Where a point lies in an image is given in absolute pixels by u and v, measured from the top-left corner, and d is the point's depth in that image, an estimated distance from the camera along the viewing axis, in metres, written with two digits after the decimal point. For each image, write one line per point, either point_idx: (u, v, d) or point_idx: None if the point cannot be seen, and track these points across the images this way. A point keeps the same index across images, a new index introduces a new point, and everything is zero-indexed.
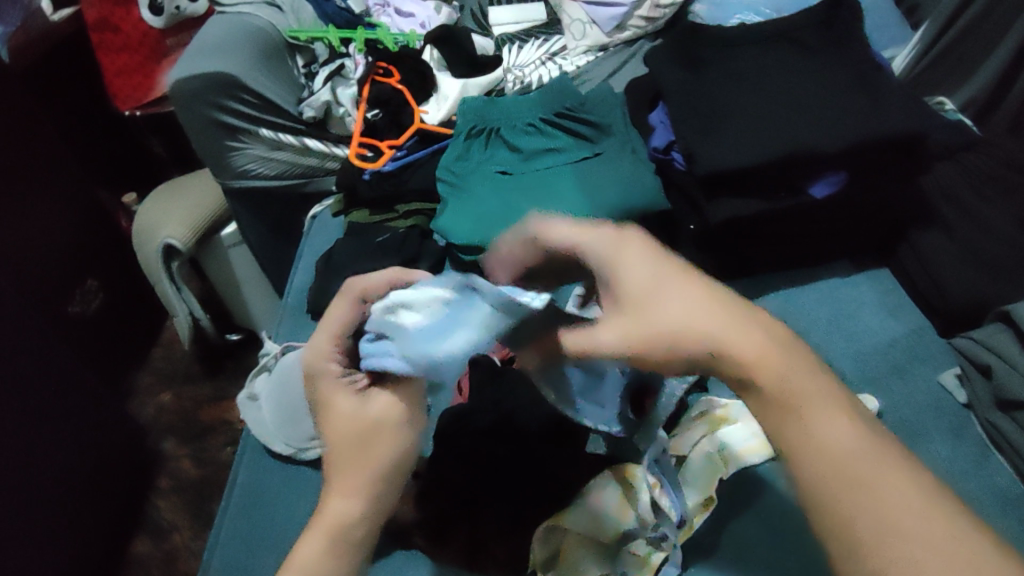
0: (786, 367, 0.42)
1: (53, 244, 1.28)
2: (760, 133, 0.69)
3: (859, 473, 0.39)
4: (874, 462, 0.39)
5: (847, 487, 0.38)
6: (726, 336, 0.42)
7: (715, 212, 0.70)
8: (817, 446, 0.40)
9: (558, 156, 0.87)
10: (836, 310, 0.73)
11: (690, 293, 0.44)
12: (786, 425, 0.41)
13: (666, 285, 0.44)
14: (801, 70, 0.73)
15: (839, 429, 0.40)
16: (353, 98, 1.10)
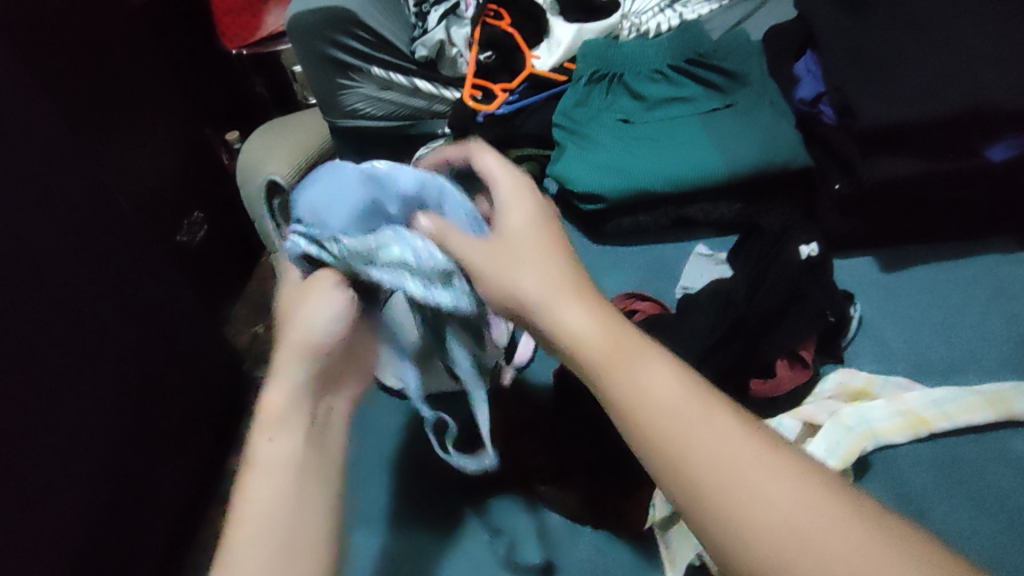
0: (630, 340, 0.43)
1: (165, 173, 1.33)
2: (933, 87, 0.62)
3: (715, 457, 0.38)
4: (705, 417, 0.39)
5: (695, 449, 0.38)
6: (691, 411, 0.40)
7: (869, 170, 0.64)
8: (659, 419, 0.40)
9: (685, 106, 0.82)
10: (996, 286, 0.66)
11: (600, 321, 0.44)
12: (635, 385, 0.41)
13: (543, 259, 0.47)
14: (980, 17, 0.66)
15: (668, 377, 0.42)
16: (466, 39, 1.07)
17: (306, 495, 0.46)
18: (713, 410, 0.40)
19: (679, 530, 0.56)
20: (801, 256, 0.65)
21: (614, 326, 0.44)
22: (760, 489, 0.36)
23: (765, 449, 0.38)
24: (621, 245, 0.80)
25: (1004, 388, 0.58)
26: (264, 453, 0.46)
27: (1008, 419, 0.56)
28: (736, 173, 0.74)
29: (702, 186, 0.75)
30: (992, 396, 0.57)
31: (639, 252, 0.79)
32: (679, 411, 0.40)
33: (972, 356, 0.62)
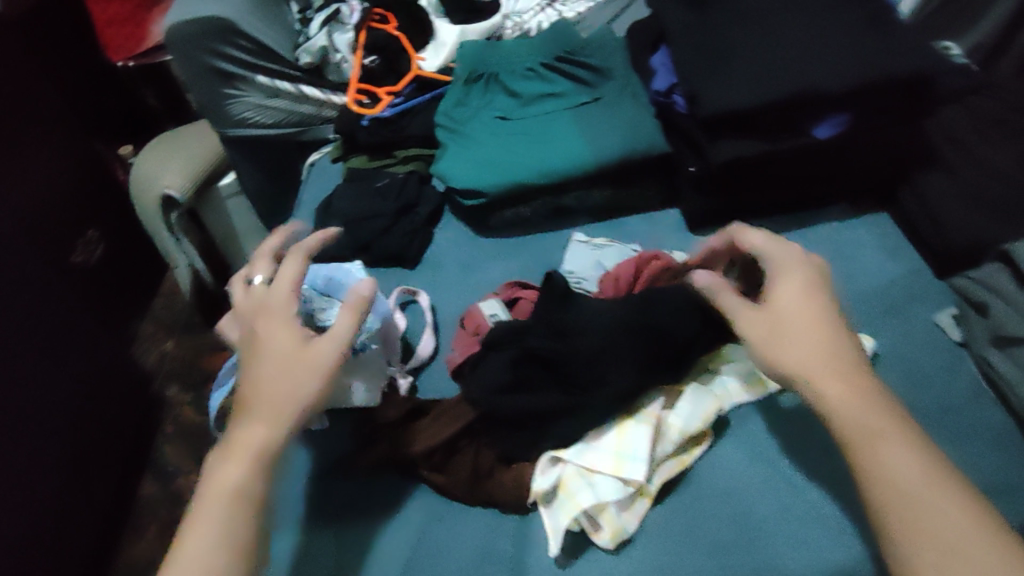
0: (836, 349, 0.50)
1: (51, 192, 1.26)
2: (766, 73, 0.68)
3: (880, 459, 0.46)
4: (885, 430, 0.47)
5: (898, 463, 0.45)
6: (811, 342, 0.50)
7: (715, 153, 0.70)
8: (859, 428, 0.47)
9: (556, 101, 0.86)
10: (834, 250, 0.73)
11: (844, 347, 0.51)
12: (835, 394, 0.49)
13: (824, 297, 0.53)
14: (809, 7, 0.73)
15: (881, 407, 0.48)
16: (348, 44, 1.08)
17: (266, 494, 0.50)
18: (921, 444, 0.47)
19: (561, 502, 0.58)
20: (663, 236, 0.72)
21: (837, 346, 0.50)
22: (843, 401, 0.48)
23: (951, 481, 0.45)
24: (504, 235, 0.84)
25: None
26: (216, 476, 0.50)
27: None
28: (604, 162, 0.79)
29: (574, 176, 0.80)
30: None
31: (522, 242, 0.83)
32: (855, 411, 0.48)
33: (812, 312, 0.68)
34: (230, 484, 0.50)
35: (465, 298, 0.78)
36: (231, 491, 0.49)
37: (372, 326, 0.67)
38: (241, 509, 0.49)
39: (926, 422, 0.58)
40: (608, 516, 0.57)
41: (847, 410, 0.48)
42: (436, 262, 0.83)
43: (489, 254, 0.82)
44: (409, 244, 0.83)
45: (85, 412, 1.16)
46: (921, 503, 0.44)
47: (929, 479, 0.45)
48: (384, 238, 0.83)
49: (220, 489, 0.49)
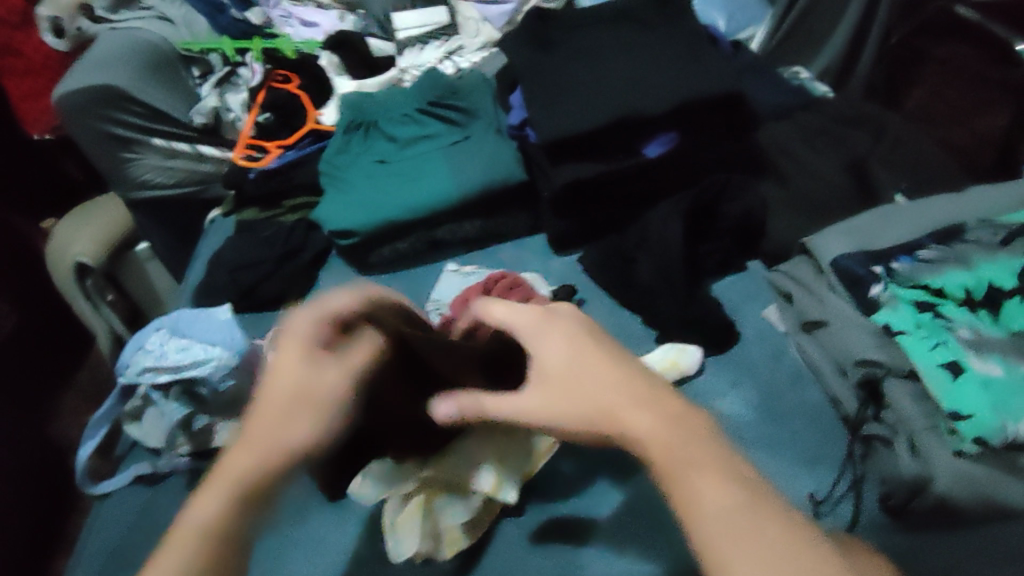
0: (640, 409, 0.43)
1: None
2: (596, 103, 0.75)
3: (696, 524, 0.37)
4: (707, 490, 0.38)
5: (713, 523, 0.37)
6: (601, 385, 0.44)
7: (558, 176, 0.75)
8: (684, 488, 0.39)
9: (428, 142, 0.91)
10: None
11: (640, 394, 0.44)
12: (662, 445, 0.41)
13: (611, 367, 0.45)
14: (636, 44, 0.81)
15: (708, 462, 0.40)
16: (244, 104, 1.14)
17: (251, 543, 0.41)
18: (754, 501, 0.38)
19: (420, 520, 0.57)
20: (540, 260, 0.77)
21: (655, 405, 0.43)
22: (653, 446, 0.41)
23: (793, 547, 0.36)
24: (384, 272, 0.88)
25: (675, 350, 0.66)
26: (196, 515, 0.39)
27: (680, 376, 0.65)
28: (468, 194, 0.84)
29: (443, 209, 0.85)
30: (666, 359, 0.65)
31: (400, 277, 0.87)
32: (687, 463, 0.40)
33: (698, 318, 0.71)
34: (209, 519, 0.39)
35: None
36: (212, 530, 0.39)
37: (227, 363, 0.71)
38: (225, 544, 0.39)
39: (756, 415, 0.62)
40: (451, 537, 0.58)
41: (656, 448, 0.41)
42: None
43: None
44: (291, 286, 0.86)
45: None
46: (729, 540, 0.36)
47: (739, 501, 0.37)
48: (267, 283, 0.86)
49: (196, 530, 0.39)
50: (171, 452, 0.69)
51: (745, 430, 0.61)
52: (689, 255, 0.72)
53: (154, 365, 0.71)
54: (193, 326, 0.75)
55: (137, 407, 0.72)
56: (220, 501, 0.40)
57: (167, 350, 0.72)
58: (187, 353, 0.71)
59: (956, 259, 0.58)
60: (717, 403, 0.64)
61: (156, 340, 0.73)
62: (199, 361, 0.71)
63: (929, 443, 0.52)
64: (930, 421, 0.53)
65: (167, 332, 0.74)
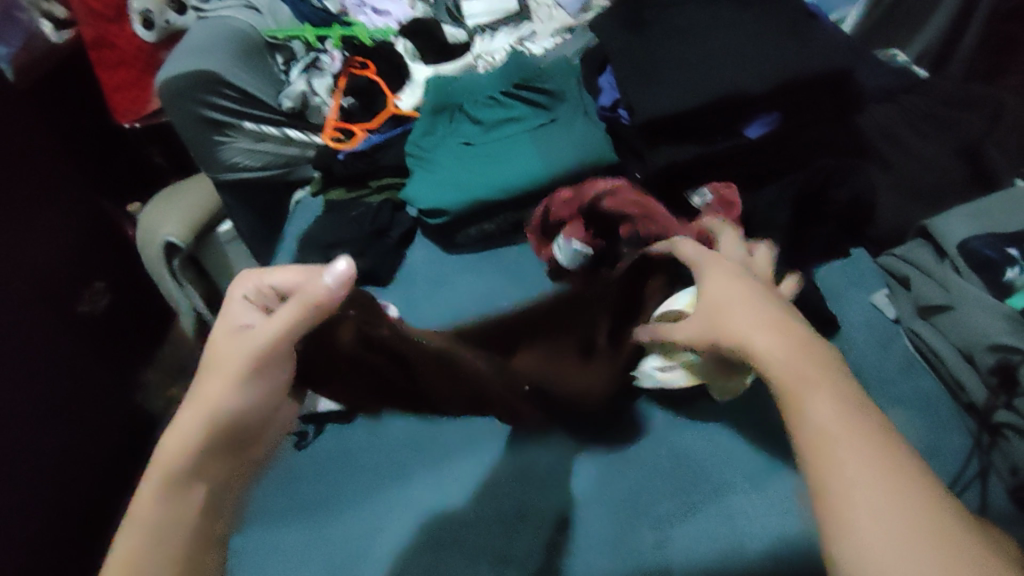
0: (824, 377, 0.39)
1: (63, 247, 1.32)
2: (695, 82, 0.74)
3: (851, 507, 0.33)
4: (874, 475, 0.34)
5: (879, 520, 0.32)
6: (772, 339, 0.43)
7: (655, 158, 0.75)
8: (843, 479, 0.35)
9: (515, 125, 0.91)
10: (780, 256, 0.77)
11: (788, 343, 0.42)
12: (818, 411, 0.37)
13: (770, 311, 0.45)
14: (734, 21, 0.79)
15: (865, 454, 0.35)
16: (329, 88, 1.17)
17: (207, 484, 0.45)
18: (919, 502, 0.33)
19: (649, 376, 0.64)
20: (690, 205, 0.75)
21: (832, 377, 0.39)
22: (815, 410, 0.38)
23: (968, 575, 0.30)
24: (470, 252, 0.89)
25: None
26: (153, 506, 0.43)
27: None
28: (558, 175, 0.84)
29: (532, 191, 0.85)
30: None
31: (486, 257, 0.88)
32: (844, 433, 0.36)
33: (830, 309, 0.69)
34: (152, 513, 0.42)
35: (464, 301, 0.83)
36: (166, 514, 0.42)
37: None
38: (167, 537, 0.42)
39: (862, 401, 0.61)
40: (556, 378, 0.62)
41: (811, 422, 0.37)
42: (408, 278, 0.88)
43: (456, 270, 0.87)
44: (381, 264, 0.88)
45: (92, 453, 1.19)
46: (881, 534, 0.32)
47: (929, 516, 0.32)
48: (358, 261, 0.88)
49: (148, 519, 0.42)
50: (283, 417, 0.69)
51: None
52: (790, 239, 0.71)
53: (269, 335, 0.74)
54: None
55: None
56: (164, 502, 0.42)
57: None
58: None
59: None
60: None
61: None
62: None
63: None
64: None
65: None
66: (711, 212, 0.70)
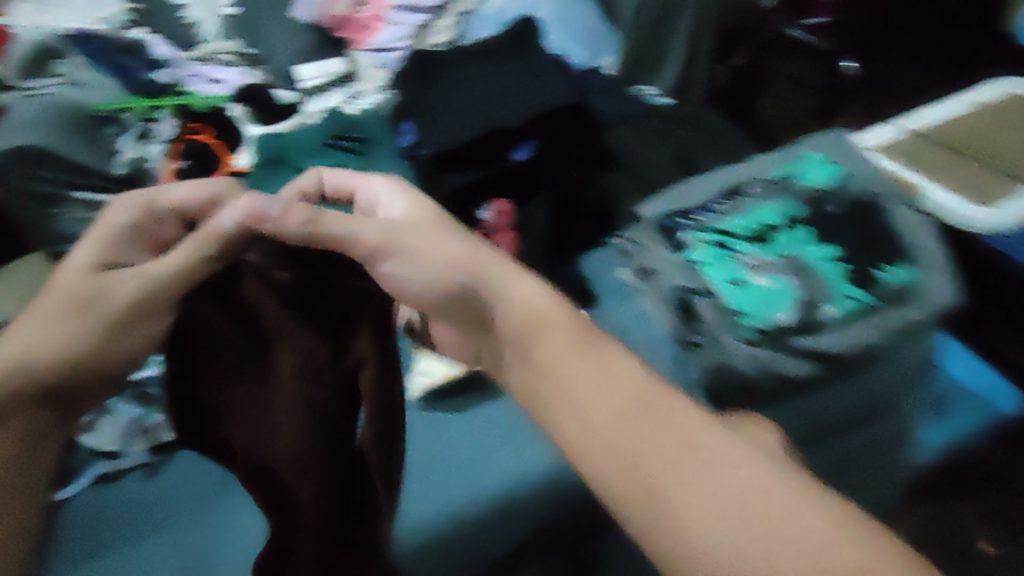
0: (668, 408, 0.55)
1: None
2: (467, 118, 0.94)
3: (677, 508, 0.48)
4: (688, 477, 0.50)
5: (685, 510, 0.48)
6: (589, 386, 0.57)
7: (445, 182, 0.92)
8: (650, 495, 0.50)
9: (337, 170, 1.07)
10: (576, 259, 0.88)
11: (562, 347, 0.59)
12: (638, 435, 0.53)
13: (543, 322, 0.61)
14: (496, 71, 0.99)
15: (717, 465, 0.51)
16: (160, 153, 1.26)
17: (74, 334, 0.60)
18: (735, 511, 0.48)
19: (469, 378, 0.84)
20: (479, 217, 0.92)
21: (613, 395, 0.56)
22: (625, 436, 0.53)
23: (785, 517, 0.47)
24: None
25: None
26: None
27: None
28: None
29: None
30: None
31: None
32: (636, 442, 0.53)
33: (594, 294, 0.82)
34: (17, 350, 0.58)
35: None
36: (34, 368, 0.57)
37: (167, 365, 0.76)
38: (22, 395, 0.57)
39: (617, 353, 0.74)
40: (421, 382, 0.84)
41: (629, 460, 0.52)
42: None
43: None
44: None
45: None
46: (694, 526, 0.47)
47: (751, 513, 0.47)
48: None
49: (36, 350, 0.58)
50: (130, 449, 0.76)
51: None
52: (552, 233, 0.90)
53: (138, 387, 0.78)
54: None
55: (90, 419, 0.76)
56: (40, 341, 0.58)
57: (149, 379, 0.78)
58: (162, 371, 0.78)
59: (737, 209, 0.78)
60: None
61: None
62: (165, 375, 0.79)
63: (727, 339, 0.69)
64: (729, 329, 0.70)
65: None
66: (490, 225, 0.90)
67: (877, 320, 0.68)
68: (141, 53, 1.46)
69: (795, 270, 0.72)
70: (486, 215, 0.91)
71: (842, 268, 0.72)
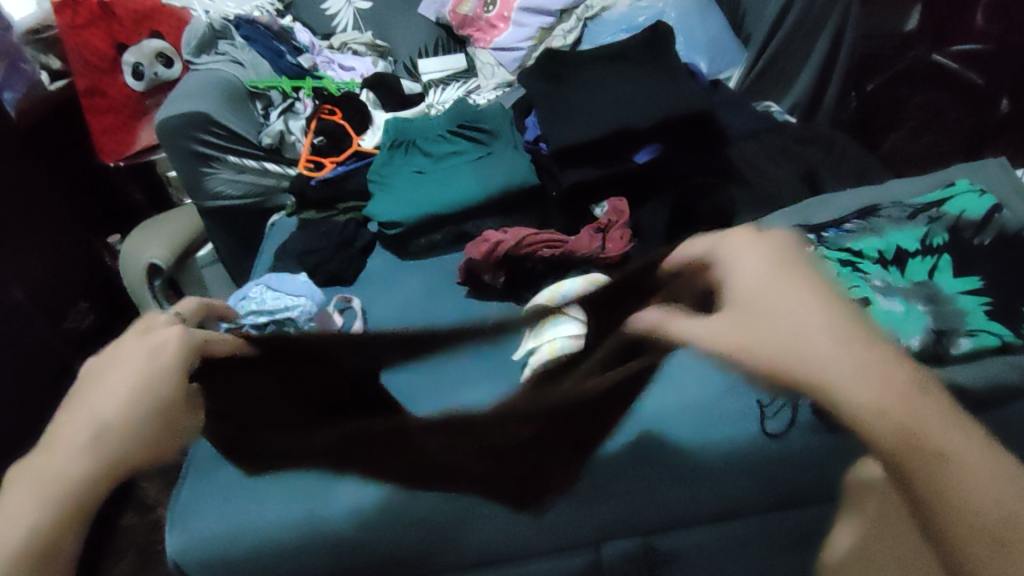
0: (919, 399, 0.36)
1: (35, 269, 1.40)
2: (595, 119, 0.96)
3: (963, 504, 0.35)
4: (1001, 483, 0.35)
5: (1016, 538, 0.34)
6: (867, 382, 0.36)
7: (564, 177, 0.97)
8: (980, 522, 0.34)
9: (458, 157, 1.11)
10: None
11: (769, 336, 0.38)
12: (907, 413, 0.36)
13: (780, 292, 0.38)
14: (628, 75, 1.01)
15: (958, 437, 0.36)
16: (302, 129, 1.38)
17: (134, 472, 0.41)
18: None
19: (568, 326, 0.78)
20: (594, 213, 0.96)
21: (877, 376, 0.36)
22: (916, 437, 0.35)
23: None
24: (421, 258, 1.07)
25: None
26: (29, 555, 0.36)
27: None
28: (491, 193, 1.04)
29: (470, 207, 1.05)
30: None
31: (434, 261, 1.05)
32: (899, 403, 0.36)
33: None
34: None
35: (396, 311, 0.96)
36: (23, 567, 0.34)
37: (309, 309, 0.89)
38: None
39: None
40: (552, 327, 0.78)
41: (886, 418, 0.35)
42: (366, 281, 1.05)
43: (407, 271, 1.05)
44: (345, 268, 1.05)
45: None
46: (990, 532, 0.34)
47: None
48: (326, 265, 1.05)
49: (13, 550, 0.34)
50: None
51: None
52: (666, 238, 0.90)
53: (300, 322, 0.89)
54: (282, 282, 0.95)
55: None
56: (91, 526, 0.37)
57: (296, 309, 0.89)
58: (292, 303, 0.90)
59: (870, 230, 0.77)
60: None
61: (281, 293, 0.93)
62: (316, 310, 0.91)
63: None
64: None
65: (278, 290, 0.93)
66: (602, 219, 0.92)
67: (1015, 359, 0.68)
68: (289, 40, 1.59)
69: (925, 297, 0.70)
70: (603, 212, 0.95)
71: (977, 302, 0.71)
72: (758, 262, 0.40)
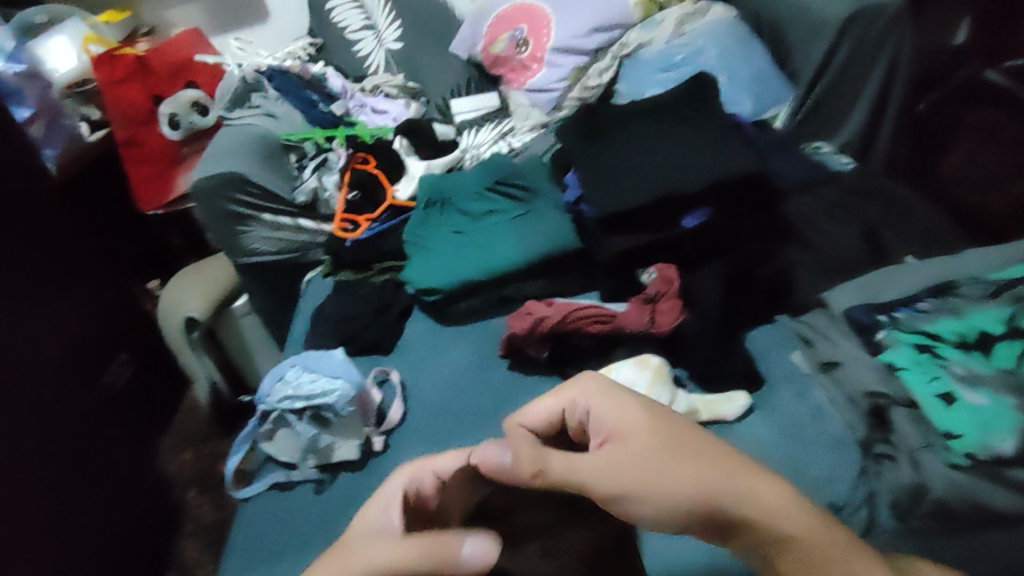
0: (730, 472, 0.49)
1: (81, 328, 1.40)
2: (643, 181, 0.92)
3: (772, 526, 0.47)
4: (801, 518, 0.47)
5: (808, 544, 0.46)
6: (691, 470, 0.49)
7: (610, 244, 0.93)
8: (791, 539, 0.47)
9: (497, 216, 1.07)
10: (766, 342, 0.85)
11: (623, 459, 0.51)
12: (744, 492, 0.48)
13: (630, 426, 0.54)
14: (673, 132, 0.97)
15: (770, 488, 0.49)
16: (336, 183, 1.34)
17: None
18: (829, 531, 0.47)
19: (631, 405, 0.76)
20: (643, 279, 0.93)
21: (697, 459, 0.50)
22: (712, 490, 0.48)
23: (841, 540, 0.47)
24: (461, 324, 1.04)
25: (720, 398, 0.76)
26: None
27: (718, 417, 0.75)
28: (532, 258, 1.01)
29: (511, 272, 1.01)
30: (711, 401, 0.76)
31: (477, 328, 1.02)
32: (711, 477, 0.49)
33: (772, 375, 0.80)
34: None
35: (437, 386, 0.94)
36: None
37: (348, 393, 0.88)
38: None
39: (783, 442, 0.73)
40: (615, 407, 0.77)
41: (708, 498, 0.48)
42: (405, 349, 1.02)
43: (449, 340, 1.01)
44: (384, 336, 1.03)
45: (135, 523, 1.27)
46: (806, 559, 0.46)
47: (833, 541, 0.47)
48: (364, 333, 1.03)
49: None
50: (303, 467, 0.85)
51: (787, 453, 0.71)
52: (722, 308, 0.85)
53: (338, 409, 0.87)
54: (318, 364, 0.93)
55: (268, 430, 0.89)
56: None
57: (336, 396, 0.87)
58: (328, 388, 0.89)
59: (949, 310, 0.74)
60: (755, 435, 0.74)
61: (314, 377, 0.91)
62: (353, 393, 0.89)
63: (927, 457, 0.65)
64: (925, 440, 0.66)
65: (312, 374, 0.92)
66: (651, 287, 0.87)
67: None
68: (322, 87, 1.59)
69: (1013, 388, 0.65)
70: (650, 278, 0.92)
71: None
72: (587, 396, 0.59)
